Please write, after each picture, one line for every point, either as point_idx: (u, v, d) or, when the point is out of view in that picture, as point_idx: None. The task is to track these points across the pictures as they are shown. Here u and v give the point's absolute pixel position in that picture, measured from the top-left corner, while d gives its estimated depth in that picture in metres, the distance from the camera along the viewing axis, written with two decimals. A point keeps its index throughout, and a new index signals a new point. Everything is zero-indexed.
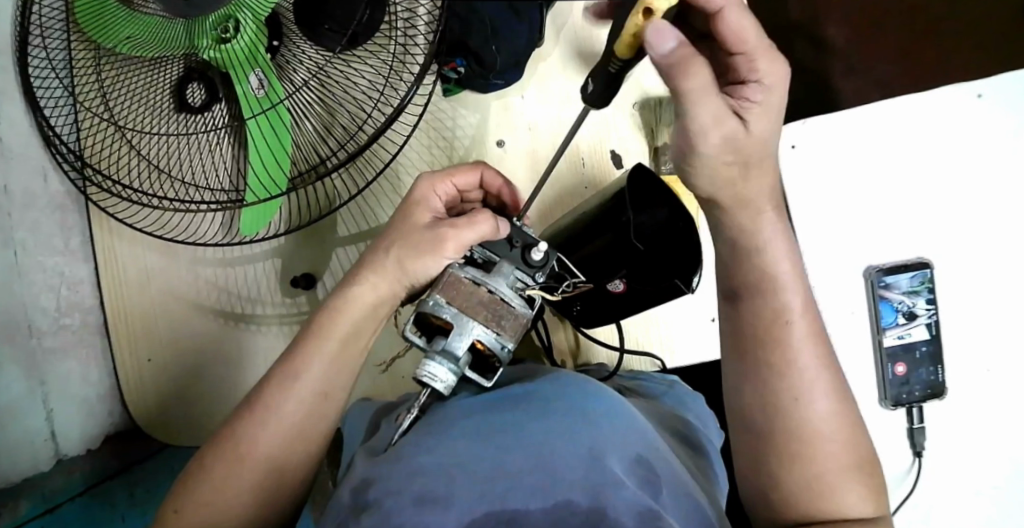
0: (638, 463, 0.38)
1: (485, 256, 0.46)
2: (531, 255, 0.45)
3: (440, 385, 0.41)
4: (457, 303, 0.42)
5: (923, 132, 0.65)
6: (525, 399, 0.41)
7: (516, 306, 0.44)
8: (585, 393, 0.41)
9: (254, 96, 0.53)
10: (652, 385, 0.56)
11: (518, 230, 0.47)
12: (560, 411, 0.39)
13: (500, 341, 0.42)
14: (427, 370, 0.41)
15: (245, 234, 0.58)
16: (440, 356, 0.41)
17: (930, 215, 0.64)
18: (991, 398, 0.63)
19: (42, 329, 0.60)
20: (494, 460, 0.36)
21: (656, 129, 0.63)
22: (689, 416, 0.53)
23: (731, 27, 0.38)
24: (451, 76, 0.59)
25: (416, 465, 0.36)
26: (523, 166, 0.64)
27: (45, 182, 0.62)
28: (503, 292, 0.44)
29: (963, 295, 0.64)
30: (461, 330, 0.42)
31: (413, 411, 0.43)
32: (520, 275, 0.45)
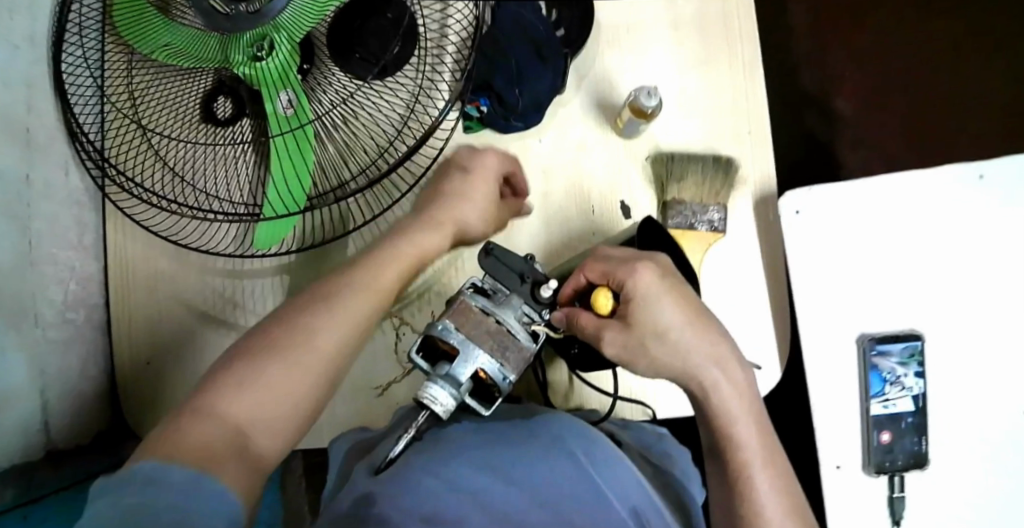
0: (634, 515, 0.39)
1: (495, 286, 0.47)
2: (541, 292, 0.47)
3: (440, 408, 0.41)
4: (464, 329, 0.44)
5: (926, 210, 0.66)
6: (529, 435, 0.43)
7: (522, 338, 0.45)
8: (586, 438, 0.43)
9: (284, 115, 0.54)
10: (641, 435, 0.58)
11: (531, 264, 0.49)
12: (564, 452, 0.41)
13: (503, 371, 0.43)
14: (430, 392, 0.41)
15: (260, 248, 0.59)
16: (443, 379, 0.42)
17: (927, 289, 0.65)
18: (975, 479, 0.64)
19: (48, 322, 0.61)
20: (502, 493, 0.38)
21: (666, 183, 0.62)
22: (673, 468, 0.54)
23: (662, 264, 0.47)
24: (473, 113, 0.60)
25: (424, 486, 0.37)
26: (535, 207, 0.62)
27: (66, 176, 0.64)
28: (510, 323, 0.45)
29: (954, 369, 0.65)
30: (467, 356, 0.43)
31: (410, 434, 0.43)
32: (528, 309, 0.47)
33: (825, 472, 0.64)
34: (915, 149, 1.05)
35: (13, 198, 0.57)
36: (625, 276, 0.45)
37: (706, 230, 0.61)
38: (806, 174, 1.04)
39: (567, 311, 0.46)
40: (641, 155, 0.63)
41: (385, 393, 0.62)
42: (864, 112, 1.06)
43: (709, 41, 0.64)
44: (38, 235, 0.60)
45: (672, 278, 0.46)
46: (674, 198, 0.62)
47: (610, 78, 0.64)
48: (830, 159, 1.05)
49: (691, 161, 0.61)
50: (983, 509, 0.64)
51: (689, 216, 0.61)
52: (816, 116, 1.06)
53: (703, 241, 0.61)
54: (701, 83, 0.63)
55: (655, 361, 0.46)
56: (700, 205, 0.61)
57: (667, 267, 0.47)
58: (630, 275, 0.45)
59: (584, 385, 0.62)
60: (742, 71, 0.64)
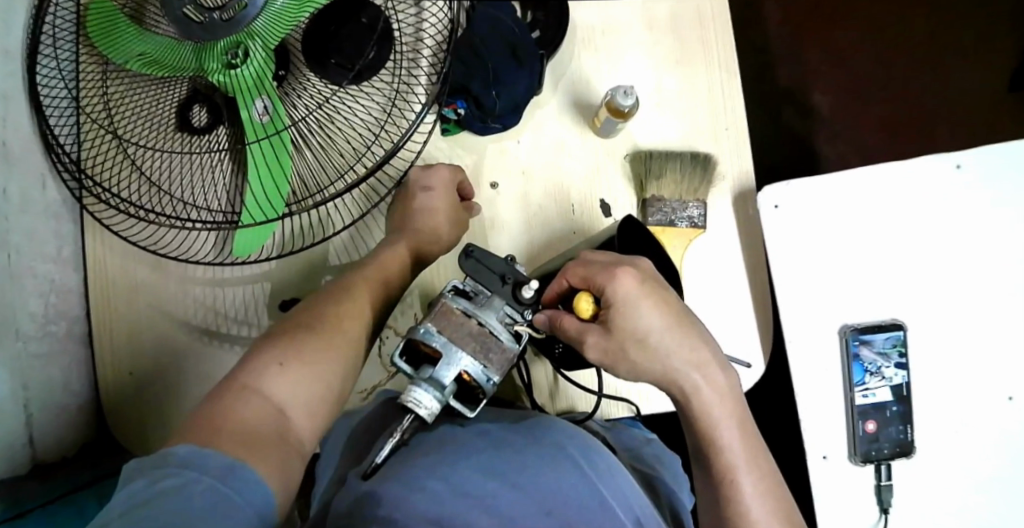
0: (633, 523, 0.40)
1: (477, 287, 0.47)
2: (522, 293, 0.47)
3: (424, 412, 0.41)
4: (447, 332, 0.44)
5: (905, 201, 0.66)
6: (534, 439, 0.43)
7: (505, 340, 0.45)
8: (585, 446, 0.44)
9: (260, 123, 0.54)
10: (629, 437, 0.59)
11: (512, 264, 0.48)
12: (569, 458, 0.42)
13: (486, 373, 0.44)
14: (413, 395, 0.41)
15: (239, 256, 0.58)
16: (427, 383, 0.42)
17: (908, 279, 0.66)
18: (961, 465, 0.65)
19: (30, 334, 0.60)
20: (510, 494, 0.38)
21: (645, 181, 0.62)
22: (664, 472, 0.54)
23: (644, 270, 0.46)
24: (451, 116, 0.60)
25: (424, 489, 0.37)
26: (514, 209, 0.62)
27: (43, 189, 0.63)
28: (492, 325, 0.45)
29: (937, 357, 0.66)
30: (450, 360, 0.43)
31: (395, 438, 0.42)
32: (510, 310, 0.47)
33: (813, 462, 0.64)
34: (892, 142, 1.06)
35: None
36: (607, 279, 0.45)
37: (687, 226, 0.62)
38: (786, 169, 1.05)
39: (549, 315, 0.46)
40: (619, 153, 0.63)
41: (371, 396, 0.61)
42: (840, 106, 1.07)
43: (685, 39, 0.64)
44: (17, 248, 0.59)
45: (655, 282, 0.46)
46: (653, 195, 0.62)
47: (588, 77, 0.64)
48: (809, 154, 1.05)
49: (669, 159, 0.62)
50: (969, 495, 0.64)
51: (668, 213, 0.61)
52: (795, 110, 1.07)
53: (682, 237, 0.62)
54: (677, 82, 0.64)
55: (637, 359, 0.46)
56: (679, 202, 0.62)
57: (648, 271, 0.47)
58: (612, 279, 0.45)
59: (569, 384, 0.62)
60: (717, 68, 0.64)
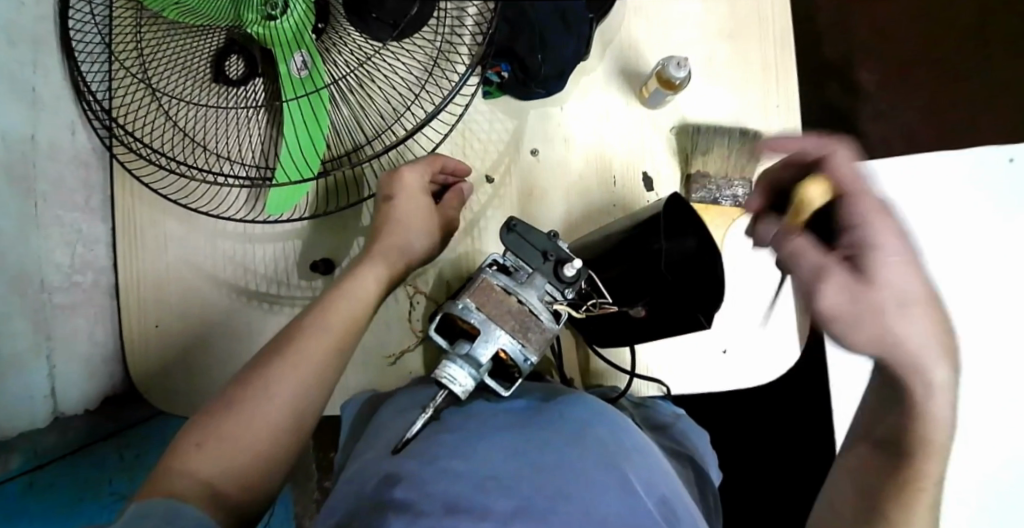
0: (663, 505, 0.38)
1: (518, 263, 0.45)
2: (564, 270, 0.44)
3: (458, 389, 0.40)
4: (485, 309, 0.42)
5: (945, 195, 0.65)
6: (560, 418, 0.42)
7: (545, 320, 0.43)
8: (617, 429, 0.42)
9: (297, 77, 0.54)
10: (661, 412, 0.57)
11: (554, 241, 0.46)
12: (596, 440, 0.40)
13: (524, 353, 0.42)
14: (448, 371, 0.40)
15: (273, 214, 0.58)
16: (461, 359, 0.41)
17: (949, 273, 0.64)
18: (998, 460, 0.64)
19: (55, 286, 0.60)
20: (528, 476, 0.37)
21: (690, 156, 0.60)
22: (696, 453, 0.53)
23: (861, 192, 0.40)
24: (494, 79, 0.58)
25: (446, 471, 0.37)
26: (555, 177, 0.61)
27: (73, 136, 0.63)
28: (532, 303, 0.43)
29: (976, 353, 0.64)
30: (488, 337, 0.41)
31: (428, 412, 0.41)
32: (550, 288, 0.45)
33: None
34: (935, 125, 1.04)
35: (19, 157, 0.55)
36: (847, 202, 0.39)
37: (731, 204, 0.60)
38: None
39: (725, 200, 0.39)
40: (665, 126, 0.61)
41: (398, 362, 0.60)
42: (883, 86, 1.04)
43: (739, 9, 0.62)
44: (44, 196, 0.58)
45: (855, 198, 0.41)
46: (699, 171, 0.60)
47: (636, 46, 0.62)
48: (848, 131, 1.03)
49: (717, 133, 0.60)
50: (1000, 495, 0.63)
51: (713, 191, 0.60)
52: (840, 89, 1.04)
53: (726, 216, 0.60)
54: (728, 55, 0.62)
55: None
56: (724, 179, 0.60)
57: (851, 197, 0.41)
58: (854, 206, 0.38)
59: (601, 360, 0.61)
60: (771, 41, 0.62)
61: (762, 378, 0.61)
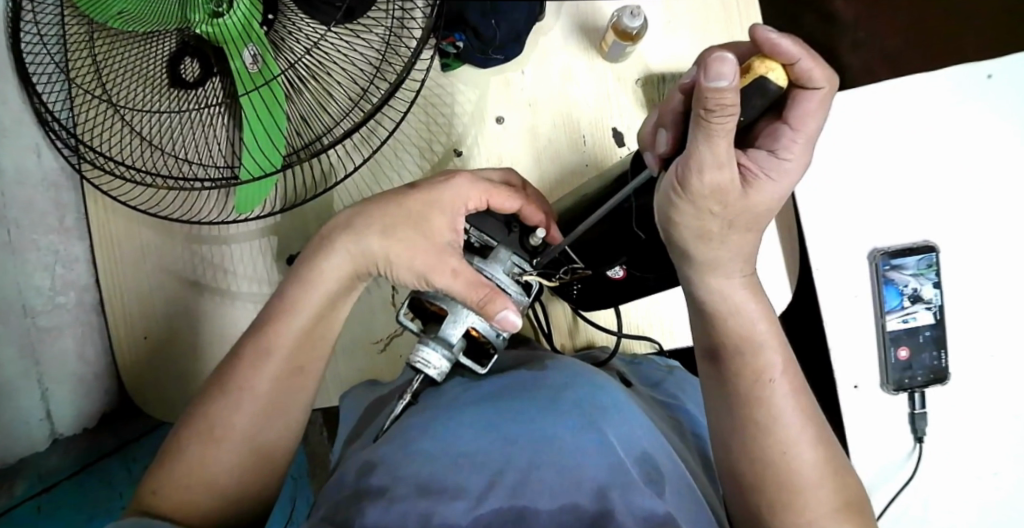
0: (643, 462, 0.38)
1: (483, 239, 0.45)
2: (529, 240, 0.44)
3: (434, 372, 0.40)
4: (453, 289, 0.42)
5: (935, 117, 0.62)
6: (533, 386, 0.41)
7: (513, 293, 0.43)
8: (592, 387, 0.41)
9: (249, 73, 0.52)
10: (650, 369, 0.57)
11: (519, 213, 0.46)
12: (568, 403, 0.39)
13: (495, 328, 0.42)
14: (421, 355, 0.40)
15: (241, 213, 0.57)
16: (434, 341, 0.40)
17: (939, 199, 0.62)
18: (1002, 386, 0.63)
19: (37, 309, 0.59)
20: (500, 451, 0.37)
21: (658, 107, 0.60)
22: (687, 400, 0.52)
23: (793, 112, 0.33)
24: (450, 50, 0.57)
25: (418, 452, 0.37)
26: (522, 143, 0.60)
27: (39, 159, 0.60)
28: (500, 278, 0.43)
29: (970, 278, 0.63)
30: (455, 317, 0.41)
31: (406, 398, 0.42)
32: (518, 260, 0.44)
33: (842, 392, 0.63)
34: (914, 51, 1.02)
35: None
36: (785, 131, 0.33)
37: None
38: None
39: (739, 87, 0.26)
40: (631, 80, 0.60)
41: (387, 346, 0.60)
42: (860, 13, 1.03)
43: None
44: (16, 223, 0.58)
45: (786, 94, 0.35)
46: None
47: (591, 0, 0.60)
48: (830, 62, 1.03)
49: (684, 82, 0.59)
50: (1007, 418, 0.62)
51: None
52: (816, 19, 1.03)
53: None
54: None
55: None
56: None
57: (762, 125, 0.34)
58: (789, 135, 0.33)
59: (590, 325, 0.60)
60: None
61: None
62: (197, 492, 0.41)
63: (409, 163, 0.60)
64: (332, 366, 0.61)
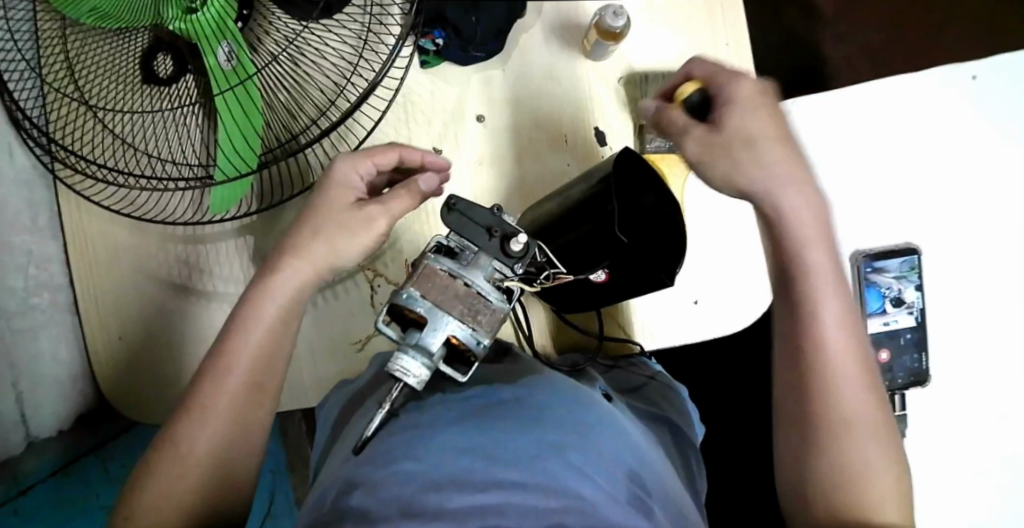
0: (628, 481, 0.37)
1: (462, 243, 0.41)
2: (510, 246, 0.40)
3: (413, 381, 0.38)
4: (431, 296, 0.39)
5: (920, 117, 0.62)
6: (513, 409, 0.41)
7: (494, 300, 0.40)
8: (573, 407, 0.42)
9: (222, 70, 0.50)
10: (634, 376, 0.57)
11: (499, 215, 0.42)
12: (552, 421, 0.40)
13: (476, 336, 0.38)
14: (400, 364, 0.37)
15: (216, 213, 0.55)
16: (413, 349, 0.38)
17: (923, 200, 0.62)
18: (984, 390, 0.63)
19: (10, 312, 0.58)
20: (485, 471, 0.35)
21: (642, 105, 0.59)
22: (675, 416, 0.53)
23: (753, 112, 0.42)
24: (429, 46, 0.56)
25: (399, 473, 0.35)
26: (503, 140, 0.59)
27: (11, 157, 0.59)
28: (480, 285, 0.40)
29: (953, 279, 0.63)
30: (436, 325, 0.38)
31: (384, 409, 0.41)
32: (498, 265, 0.41)
33: None
34: (899, 49, 1.02)
35: None
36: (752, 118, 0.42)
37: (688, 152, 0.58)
38: (790, 79, 1.00)
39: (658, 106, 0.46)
40: (612, 79, 0.59)
41: (365, 346, 0.60)
42: (844, 9, 1.03)
43: None
44: None
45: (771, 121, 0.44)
46: None
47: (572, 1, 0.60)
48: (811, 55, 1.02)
49: (665, 81, 0.59)
50: (990, 420, 0.63)
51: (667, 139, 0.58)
52: (799, 13, 1.02)
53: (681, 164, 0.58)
54: None
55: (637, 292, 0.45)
56: None
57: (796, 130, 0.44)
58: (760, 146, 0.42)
59: (569, 326, 0.60)
60: None
61: (736, 326, 0.60)
62: (168, 503, 0.40)
63: None
64: (309, 368, 0.60)
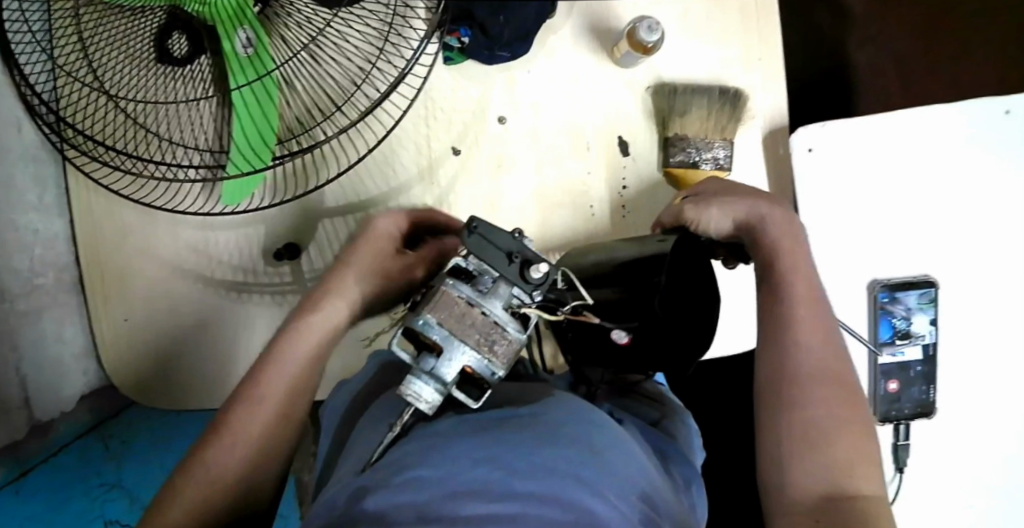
0: (639, 501, 0.36)
1: (482, 267, 0.41)
2: (529, 273, 0.40)
3: (423, 406, 0.38)
4: (448, 324, 0.38)
5: (950, 148, 0.60)
6: (527, 424, 0.40)
7: (511, 330, 0.39)
8: (586, 425, 0.41)
9: (241, 58, 0.49)
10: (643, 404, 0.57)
11: (520, 241, 0.42)
12: (566, 437, 0.39)
13: (490, 367, 0.38)
14: (412, 389, 0.38)
15: (228, 204, 0.55)
16: (426, 376, 0.38)
17: (946, 233, 0.61)
18: (984, 423, 0.63)
19: (14, 293, 0.57)
20: (497, 480, 0.34)
21: (668, 119, 0.57)
22: (683, 445, 0.53)
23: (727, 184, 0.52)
24: (455, 44, 0.54)
25: (412, 480, 0.34)
26: (525, 145, 0.58)
27: (19, 133, 0.57)
28: (497, 314, 0.39)
29: (968, 313, 0.62)
30: (451, 355, 0.38)
31: (394, 430, 0.40)
32: (517, 293, 0.40)
33: None
34: (928, 58, 0.99)
35: None
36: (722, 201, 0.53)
37: (712, 169, 0.57)
38: (815, 85, 0.98)
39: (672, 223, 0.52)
40: (640, 85, 0.58)
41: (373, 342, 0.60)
42: (878, 11, 0.99)
43: None
44: None
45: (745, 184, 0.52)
46: (677, 134, 0.57)
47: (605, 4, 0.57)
48: (840, 61, 0.99)
49: (695, 94, 0.56)
50: (988, 454, 0.63)
51: (694, 154, 0.56)
52: (829, 16, 0.99)
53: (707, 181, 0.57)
54: (706, 4, 0.57)
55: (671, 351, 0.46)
56: (704, 141, 0.56)
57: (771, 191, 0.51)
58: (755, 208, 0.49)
59: None
60: None
61: None
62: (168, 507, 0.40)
63: (406, 162, 0.58)
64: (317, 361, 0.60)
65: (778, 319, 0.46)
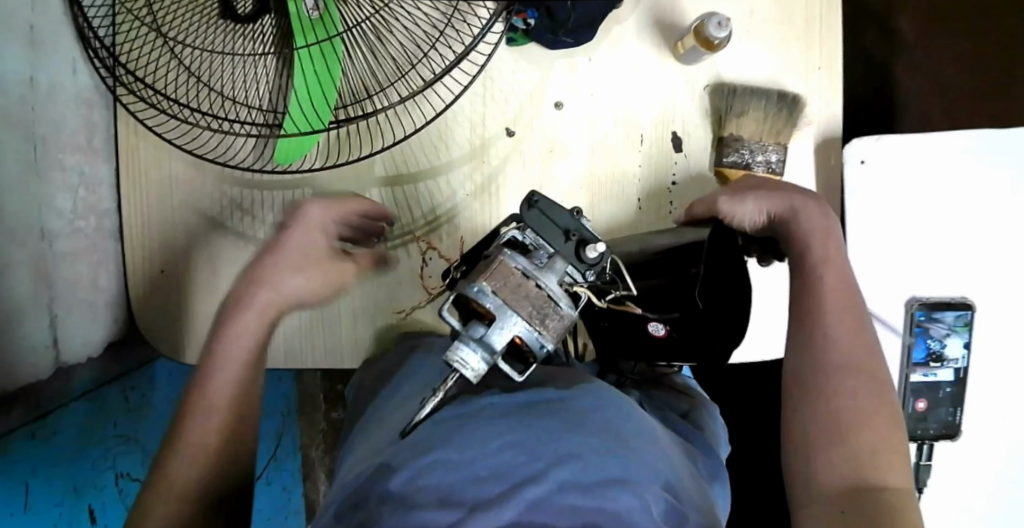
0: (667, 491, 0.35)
1: (537, 242, 0.41)
2: (587, 253, 0.41)
3: (470, 373, 0.37)
4: (502, 293, 0.37)
5: (1000, 174, 0.60)
6: (558, 403, 0.39)
7: (563, 306, 0.39)
8: (616, 407, 0.39)
9: (309, 19, 0.49)
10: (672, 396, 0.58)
11: (577, 219, 0.42)
12: (597, 420, 0.37)
13: (540, 340, 0.38)
14: (460, 355, 0.37)
15: (280, 163, 0.56)
16: (475, 342, 0.37)
17: (988, 258, 0.61)
18: (1005, 449, 0.64)
19: (55, 233, 0.58)
20: (523, 462, 0.33)
21: (724, 117, 0.57)
22: (711, 438, 0.53)
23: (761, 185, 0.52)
24: (519, 25, 0.52)
25: (440, 456, 0.34)
26: (579, 131, 0.58)
27: (74, 75, 0.58)
28: (552, 288, 0.39)
29: (1001, 339, 0.63)
30: (503, 324, 0.37)
31: (434, 397, 0.39)
32: (571, 270, 0.40)
33: None
34: (971, 84, 0.99)
35: (16, 102, 0.52)
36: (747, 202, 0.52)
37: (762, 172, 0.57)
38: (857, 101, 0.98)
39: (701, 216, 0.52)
40: (699, 83, 0.58)
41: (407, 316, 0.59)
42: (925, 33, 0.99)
43: None
44: (43, 141, 0.55)
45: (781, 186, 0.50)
46: (732, 134, 0.57)
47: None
48: (884, 80, 0.99)
49: (753, 96, 0.56)
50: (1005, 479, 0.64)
51: (746, 156, 0.57)
52: (878, 35, 0.99)
53: None
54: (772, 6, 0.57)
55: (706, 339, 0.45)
56: (758, 143, 0.57)
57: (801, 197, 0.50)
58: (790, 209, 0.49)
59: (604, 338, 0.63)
60: None
61: None
62: None
63: (459, 138, 0.58)
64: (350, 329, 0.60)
65: (814, 318, 0.47)
